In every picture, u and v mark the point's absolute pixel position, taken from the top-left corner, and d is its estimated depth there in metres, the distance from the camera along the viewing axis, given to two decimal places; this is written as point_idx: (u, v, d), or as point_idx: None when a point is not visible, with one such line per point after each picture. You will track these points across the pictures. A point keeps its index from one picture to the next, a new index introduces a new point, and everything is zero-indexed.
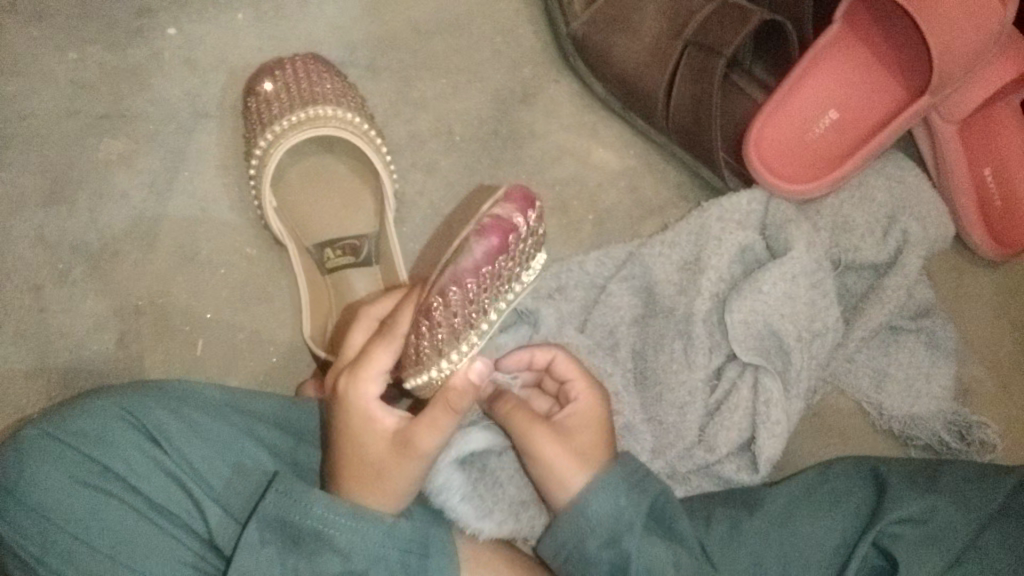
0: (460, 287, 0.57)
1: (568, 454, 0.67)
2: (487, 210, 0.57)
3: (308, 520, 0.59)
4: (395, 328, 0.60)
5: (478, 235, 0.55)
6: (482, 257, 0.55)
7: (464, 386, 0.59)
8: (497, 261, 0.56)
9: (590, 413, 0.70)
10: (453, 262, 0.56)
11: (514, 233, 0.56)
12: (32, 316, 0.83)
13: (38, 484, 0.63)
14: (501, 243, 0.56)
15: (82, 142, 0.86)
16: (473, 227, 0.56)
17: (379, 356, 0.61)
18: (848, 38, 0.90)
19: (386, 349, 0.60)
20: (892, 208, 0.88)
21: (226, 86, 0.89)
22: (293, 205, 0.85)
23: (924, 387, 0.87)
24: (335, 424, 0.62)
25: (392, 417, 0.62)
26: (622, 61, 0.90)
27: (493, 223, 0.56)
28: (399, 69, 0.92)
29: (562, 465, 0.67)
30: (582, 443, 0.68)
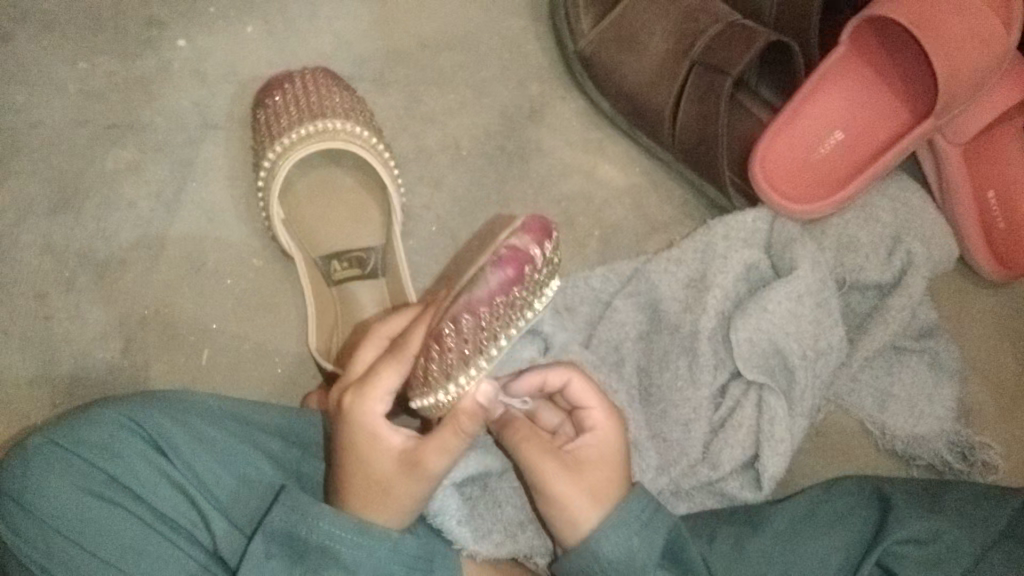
0: (472, 314, 0.56)
1: (582, 495, 0.67)
2: (502, 241, 0.57)
3: (313, 534, 0.59)
4: (407, 347, 0.60)
5: (494, 265, 0.56)
6: (496, 286, 0.56)
7: (474, 410, 0.59)
8: (511, 292, 0.56)
9: (604, 449, 0.69)
10: (468, 290, 0.56)
11: (529, 264, 0.57)
12: (36, 324, 0.83)
13: (43, 492, 0.63)
14: (516, 274, 0.56)
15: (90, 151, 0.87)
16: (489, 255, 0.56)
17: (387, 375, 0.60)
18: (856, 61, 0.91)
19: (394, 368, 0.60)
20: (897, 228, 0.89)
21: (234, 98, 0.89)
22: (301, 216, 0.86)
23: (927, 407, 0.87)
24: (339, 439, 0.62)
25: (400, 437, 0.61)
26: (629, 79, 0.91)
27: (509, 253, 0.56)
28: (407, 84, 0.92)
29: (573, 503, 0.66)
30: (596, 481, 0.68)
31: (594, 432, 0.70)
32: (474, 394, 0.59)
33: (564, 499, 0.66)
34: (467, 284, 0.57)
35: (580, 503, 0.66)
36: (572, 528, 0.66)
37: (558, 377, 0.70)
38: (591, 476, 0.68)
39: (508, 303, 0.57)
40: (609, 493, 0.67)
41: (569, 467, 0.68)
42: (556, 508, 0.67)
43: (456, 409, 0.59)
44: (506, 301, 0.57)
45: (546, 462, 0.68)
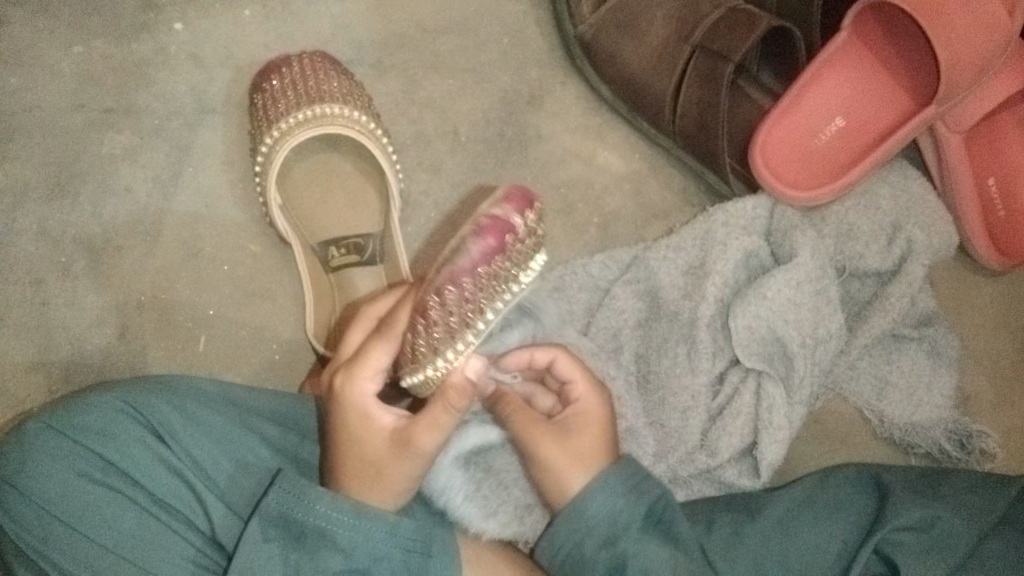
0: (455, 286, 0.55)
1: (571, 459, 0.67)
2: (484, 210, 0.55)
3: (312, 518, 0.59)
4: (394, 325, 0.59)
5: (475, 235, 0.54)
6: (480, 255, 0.54)
7: (463, 385, 0.59)
8: (496, 263, 0.54)
9: (591, 417, 0.69)
10: (450, 262, 0.55)
11: (512, 234, 0.54)
12: (33, 309, 0.83)
13: (39, 477, 0.63)
14: (499, 244, 0.54)
15: (86, 135, 0.86)
16: (470, 226, 0.54)
17: (377, 354, 0.60)
18: (856, 47, 0.90)
19: (383, 346, 0.60)
20: (897, 216, 0.88)
21: (232, 83, 0.89)
22: (298, 202, 0.85)
23: (925, 395, 0.87)
24: (333, 418, 0.62)
25: (391, 416, 0.62)
26: (629, 65, 0.90)
27: (491, 223, 0.54)
28: (405, 69, 0.92)
29: (560, 467, 0.67)
30: (584, 447, 0.68)
31: (580, 403, 0.70)
32: (463, 369, 0.59)
33: (553, 462, 0.67)
34: (452, 256, 0.55)
35: (569, 466, 0.67)
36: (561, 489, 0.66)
37: (543, 353, 0.71)
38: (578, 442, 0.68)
39: (491, 274, 0.54)
40: (598, 460, 0.67)
41: (557, 434, 0.68)
42: (546, 472, 0.67)
43: (444, 386, 0.59)
44: (490, 271, 0.54)
45: (535, 429, 0.69)
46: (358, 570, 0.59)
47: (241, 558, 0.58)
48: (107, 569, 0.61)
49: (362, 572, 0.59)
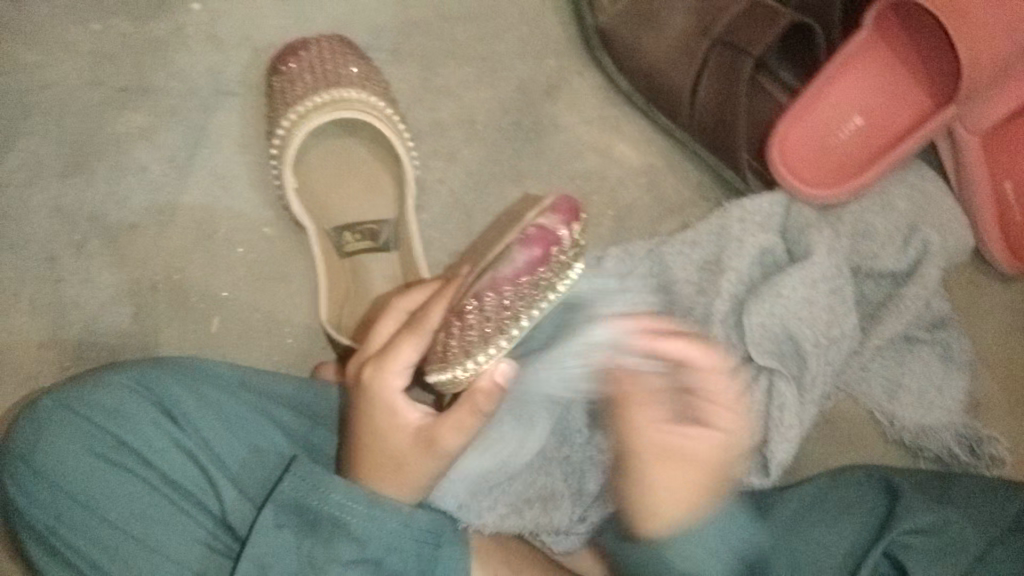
0: (496, 293, 0.56)
1: (676, 496, 0.63)
2: (529, 222, 0.57)
3: (326, 506, 0.59)
4: (425, 322, 0.60)
5: (522, 244, 0.56)
6: (525, 262, 0.55)
7: (491, 389, 0.59)
8: (538, 272, 0.56)
9: (711, 451, 0.63)
10: (494, 269, 0.56)
11: (558, 246, 0.56)
12: (46, 287, 0.83)
13: (54, 455, 0.63)
14: (544, 254, 0.56)
15: (103, 114, 0.86)
16: (518, 236, 0.56)
17: (406, 349, 0.60)
18: (876, 46, 0.89)
19: (412, 341, 0.60)
20: (913, 217, 0.88)
21: (249, 65, 0.88)
22: (314, 186, 0.85)
23: (937, 398, 0.86)
24: (356, 413, 0.62)
25: (418, 413, 0.61)
26: (649, 57, 0.90)
27: (538, 233, 0.56)
28: (423, 56, 0.91)
29: (660, 497, 0.63)
30: (697, 488, 0.63)
31: (704, 432, 0.63)
32: (492, 374, 0.59)
33: (660, 490, 0.63)
34: (496, 264, 0.56)
35: (671, 502, 0.63)
36: (664, 522, 0.63)
37: (679, 352, 0.63)
38: (694, 480, 0.63)
39: (532, 284, 0.56)
40: (699, 503, 0.63)
41: (666, 454, 0.63)
42: (647, 488, 0.64)
43: (472, 388, 0.59)
44: (532, 281, 0.56)
45: (653, 439, 0.64)
46: (370, 559, 0.59)
47: (253, 545, 0.58)
48: (118, 549, 0.61)
49: (374, 562, 0.59)
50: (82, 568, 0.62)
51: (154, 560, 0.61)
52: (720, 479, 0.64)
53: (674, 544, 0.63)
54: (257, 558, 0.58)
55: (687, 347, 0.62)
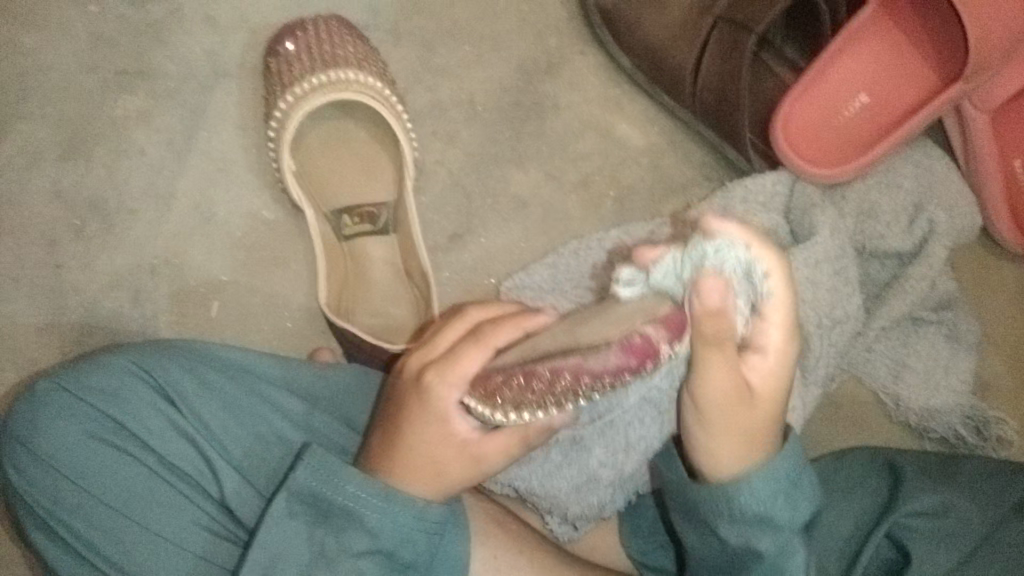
0: (572, 378, 0.47)
1: (738, 438, 0.56)
2: (638, 323, 0.48)
3: (340, 497, 0.57)
4: (492, 337, 0.57)
5: (618, 348, 0.46)
6: (670, 322, 0.48)
7: None
8: (626, 376, 0.47)
9: (771, 379, 0.56)
10: (583, 355, 0.47)
11: (654, 360, 0.47)
12: (45, 271, 0.83)
13: (51, 437, 0.64)
14: (638, 367, 0.47)
15: (100, 97, 0.85)
16: (619, 330, 0.47)
17: (467, 357, 0.57)
18: (880, 20, 0.88)
19: (478, 353, 0.57)
20: (920, 196, 0.87)
21: (247, 46, 0.87)
22: (312, 169, 0.84)
23: (942, 379, 0.86)
24: (403, 411, 0.60)
25: (465, 424, 0.60)
26: (651, 34, 0.89)
27: (641, 343, 0.46)
28: (422, 36, 0.90)
29: (727, 445, 0.56)
30: (760, 424, 0.56)
31: (773, 354, 0.56)
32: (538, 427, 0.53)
33: (719, 426, 0.56)
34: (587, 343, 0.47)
35: (739, 445, 0.56)
36: (724, 460, 0.57)
37: (763, 261, 0.51)
38: (750, 409, 0.56)
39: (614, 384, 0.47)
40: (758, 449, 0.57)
41: (741, 400, 0.55)
42: (713, 426, 0.56)
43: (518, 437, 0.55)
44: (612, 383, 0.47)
45: (734, 380, 0.54)
46: (382, 550, 0.57)
47: (263, 536, 0.56)
48: (120, 530, 0.62)
49: (386, 554, 0.57)
50: (81, 549, 0.62)
51: (153, 544, 0.62)
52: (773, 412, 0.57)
53: (747, 483, 0.55)
54: (266, 552, 0.56)
55: (762, 255, 0.51)
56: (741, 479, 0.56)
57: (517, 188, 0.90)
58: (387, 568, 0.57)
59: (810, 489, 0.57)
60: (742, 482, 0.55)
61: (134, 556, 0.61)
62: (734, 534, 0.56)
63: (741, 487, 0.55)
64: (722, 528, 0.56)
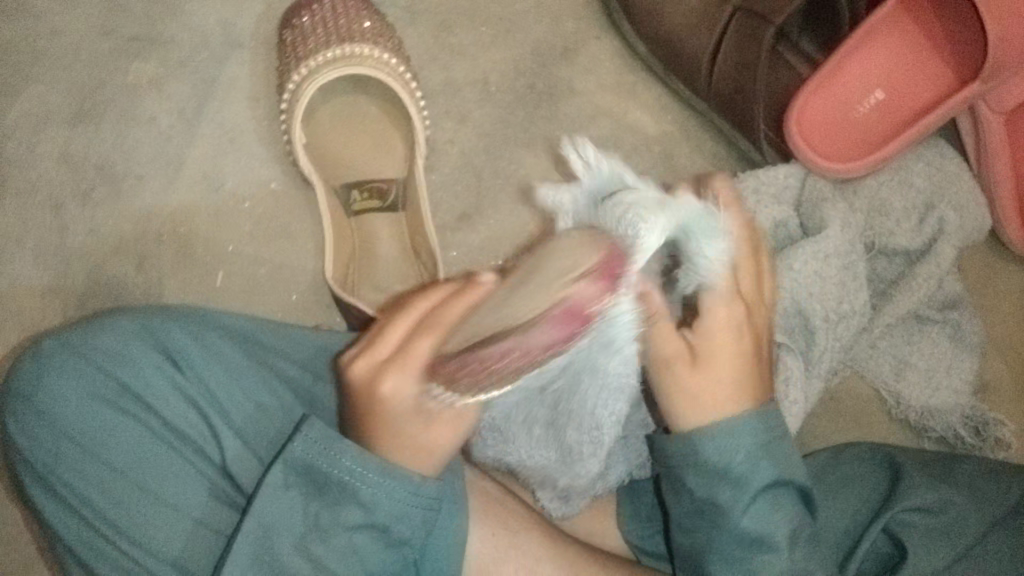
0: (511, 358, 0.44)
1: (704, 394, 0.59)
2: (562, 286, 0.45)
3: (335, 471, 0.56)
4: (444, 318, 0.52)
5: (548, 321, 0.44)
6: (601, 264, 0.47)
7: None
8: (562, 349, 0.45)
9: (726, 337, 0.60)
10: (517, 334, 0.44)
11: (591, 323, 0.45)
12: (52, 234, 0.82)
13: (52, 395, 0.63)
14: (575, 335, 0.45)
15: (112, 61, 0.85)
16: (547, 299, 0.45)
17: (419, 343, 0.53)
18: (899, 15, 0.87)
19: (429, 341, 0.52)
20: (930, 194, 0.86)
21: (262, 17, 0.87)
22: (322, 144, 0.84)
23: (944, 379, 0.86)
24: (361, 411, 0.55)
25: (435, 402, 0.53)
26: (669, 21, 0.88)
27: (570, 310, 0.44)
28: (437, 14, 0.90)
29: (695, 399, 0.59)
30: (718, 386, 0.59)
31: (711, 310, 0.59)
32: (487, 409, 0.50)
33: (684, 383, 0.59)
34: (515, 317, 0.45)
35: (704, 399, 0.59)
36: (687, 416, 0.60)
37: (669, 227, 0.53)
38: (711, 365, 0.59)
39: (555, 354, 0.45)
40: (718, 410, 0.59)
41: (696, 362, 0.59)
42: (676, 387, 0.60)
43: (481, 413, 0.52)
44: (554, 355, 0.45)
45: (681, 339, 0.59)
46: (376, 525, 0.56)
47: (260, 504, 0.56)
48: (118, 490, 0.62)
49: (381, 528, 0.56)
50: (76, 508, 0.62)
51: (150, 505, 0.61)
52: (739, 372, 0.60)
53: (710, 435, 0.59)
54: (260, 521, 0.56)
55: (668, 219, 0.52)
56: (704, 432, 0.59)
57: (528, 171, 0.90)
58: (382, 541, 0.57)
59: (782, 455, 0.59)
60: (705, 434, 0.59)
61: (131, 516, 0.61)
62: (700, 486, 0.59)
63: (705, 436, 0.59)
64: (688, 479, 0.60)
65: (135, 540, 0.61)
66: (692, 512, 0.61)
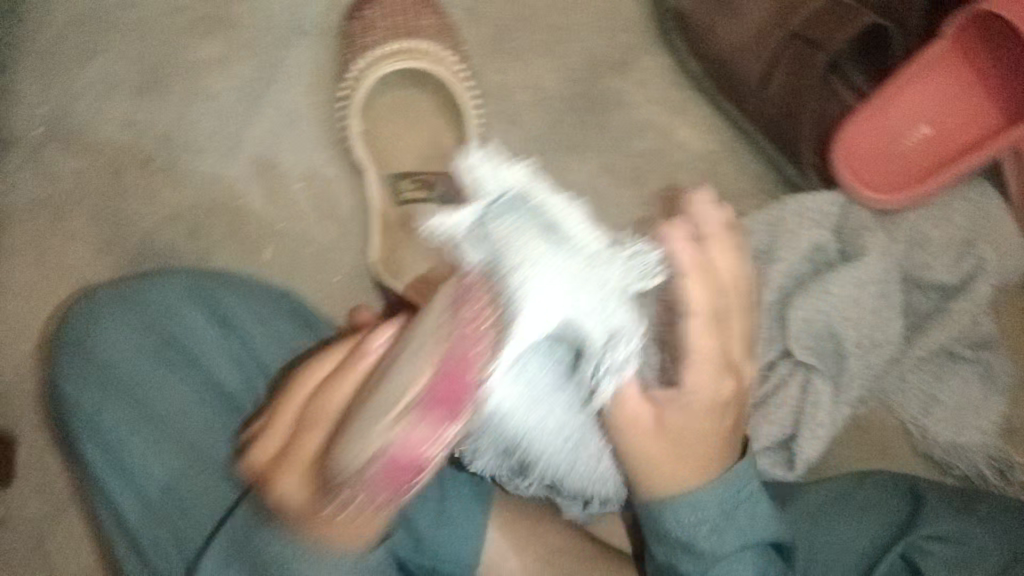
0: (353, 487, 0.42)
1: (673, 457, 0.57)
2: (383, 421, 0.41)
3: (269, 551, 0.49)
4: (328, 407, 0.48)
5: (370, 469, 0.40)
6: (434, 388, 0.41)
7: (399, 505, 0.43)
8: (404, 481, 0.42)
9: (704, 390, 0.56)
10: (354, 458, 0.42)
11: (426, 455, 0.41)
12: (110, 197, 0.85)
13: (105, 339, 0.71)
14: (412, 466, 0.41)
15: (182, 38, 0.88)
16: (371, 443, 0.41)
17: (310, 439, 0.48)
18: (951, 51, 0.87)
19: (317, 436, 0.48)
20: (970, 233, 0.87)
21: (328, 7, 0.89)
22: (377, 133, 0.86)
23: (972, 420, 0.84)
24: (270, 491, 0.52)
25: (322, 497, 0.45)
26: (722, 42, 0.89)
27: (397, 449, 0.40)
28: (498, 19, 0.92)
29: (662, 463, 0.57)
30: (692, 449, 0.57)
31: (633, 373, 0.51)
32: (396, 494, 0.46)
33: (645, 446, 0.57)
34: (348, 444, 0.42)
35: (669, 464, 0.57)
36: (655, 482, 0.58)
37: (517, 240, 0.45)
38: (681, 432, 0.57)
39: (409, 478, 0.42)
40: (688, 470, 0.57)
41: (664, 426, 0.57)
42: (647, 452, 0.57)
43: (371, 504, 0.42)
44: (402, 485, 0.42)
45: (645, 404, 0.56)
46: None
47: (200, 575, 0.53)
48: (146, 427, 0.67)
49: None
50: (104, 443, 0.66)
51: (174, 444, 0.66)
52: (710, 427, 0.57)
53: (671, 507, 0.57)
54: None
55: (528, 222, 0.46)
56: (668, 501, 0.57)
57: (573, 177, 0.91)
58: None
59: (748, 521, 0.57)
60: (667, 506, 0.57)
61: (151, 457, 0.65)
62: (663, 551, 0.59)
63: (666, 510, 0.57)
64: (653, 543, 0.59)
65: (149, 477, 0.65)
66: (663, 571, 0.60)
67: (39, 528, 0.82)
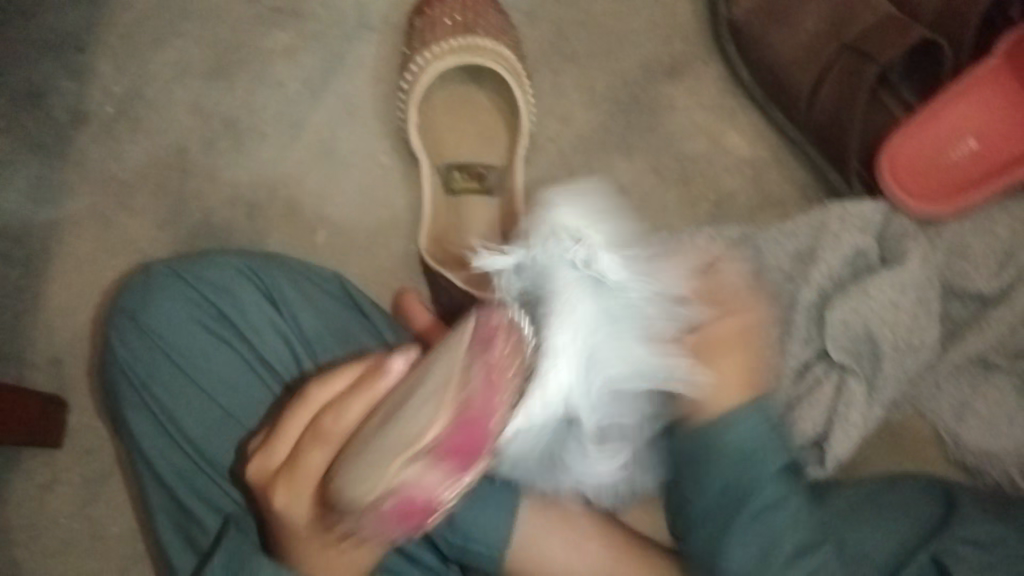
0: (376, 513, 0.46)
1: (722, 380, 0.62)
2: (404, 458, 0.45)
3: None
4: (329, 429, 0.51)
5: (393, 498, 0.45)
6: (454, 437, 0.45)
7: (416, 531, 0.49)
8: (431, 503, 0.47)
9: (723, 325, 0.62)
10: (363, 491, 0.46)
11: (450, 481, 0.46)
12: (175, 174, 0.89)
13: (159, 314, 0.74)
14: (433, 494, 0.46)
15: (252, 27, 0.91)
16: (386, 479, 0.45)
17: (312, 456, 0.52)
18: (1003, 70, 0.89)
19: (320, 453, 0.51)
20: (1011, 243, 0.86)
21: (394, 4, 0.93)
22: (435, 126, 0.90)
23: (1008, 428, 0.83)
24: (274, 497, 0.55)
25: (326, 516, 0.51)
26: (775, 52, 0.92)
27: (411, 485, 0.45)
28: (557, 22, 0.95)
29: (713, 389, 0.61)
30: (733, 371, 0.62)
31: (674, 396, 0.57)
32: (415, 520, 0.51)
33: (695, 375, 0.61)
34: (361, 474, 0.46)
35: (722, 385, 0.62)
36: (716, 398, 0.61)
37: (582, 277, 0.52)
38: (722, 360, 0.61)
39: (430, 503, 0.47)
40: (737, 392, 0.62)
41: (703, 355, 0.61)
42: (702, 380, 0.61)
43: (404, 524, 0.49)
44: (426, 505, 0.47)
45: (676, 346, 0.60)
46: None
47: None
48: (201, 407, 0.72)
49: None
50: (163, 419, 0.72)
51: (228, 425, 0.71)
52: (747, 356, 0.63)
53: (728, 422, 0.61)
54: None
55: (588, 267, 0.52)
56: (728, 414, 0.61)
57: (620, 176, 0.94)
58: None
59: (779, 439, 0.62)
60: (727, 421, 0.61)
61: (209, 435, 0.71)
62: (720, 478, 0.61)
63: (724, 424, 0.61)
64: (708, 473, 0.62)
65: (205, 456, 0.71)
66: (716, 510, 0.62)
67: (90, 485, 0.86)
